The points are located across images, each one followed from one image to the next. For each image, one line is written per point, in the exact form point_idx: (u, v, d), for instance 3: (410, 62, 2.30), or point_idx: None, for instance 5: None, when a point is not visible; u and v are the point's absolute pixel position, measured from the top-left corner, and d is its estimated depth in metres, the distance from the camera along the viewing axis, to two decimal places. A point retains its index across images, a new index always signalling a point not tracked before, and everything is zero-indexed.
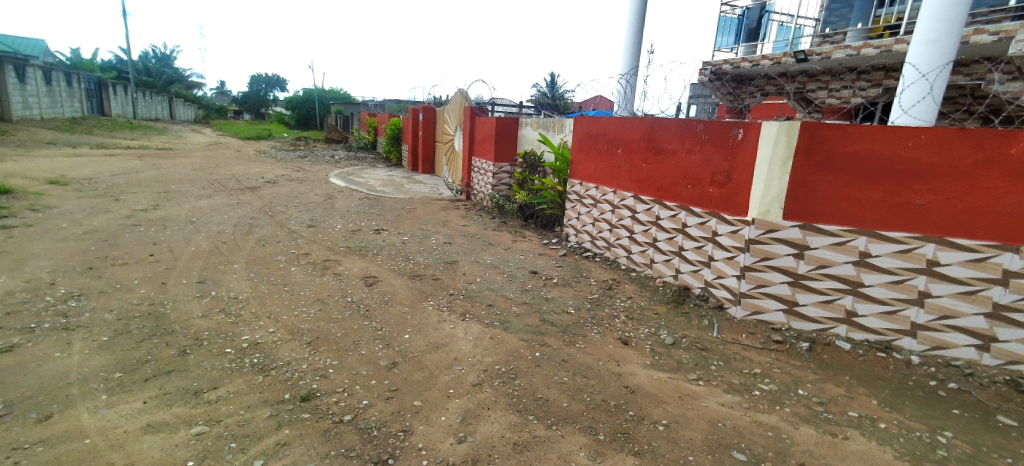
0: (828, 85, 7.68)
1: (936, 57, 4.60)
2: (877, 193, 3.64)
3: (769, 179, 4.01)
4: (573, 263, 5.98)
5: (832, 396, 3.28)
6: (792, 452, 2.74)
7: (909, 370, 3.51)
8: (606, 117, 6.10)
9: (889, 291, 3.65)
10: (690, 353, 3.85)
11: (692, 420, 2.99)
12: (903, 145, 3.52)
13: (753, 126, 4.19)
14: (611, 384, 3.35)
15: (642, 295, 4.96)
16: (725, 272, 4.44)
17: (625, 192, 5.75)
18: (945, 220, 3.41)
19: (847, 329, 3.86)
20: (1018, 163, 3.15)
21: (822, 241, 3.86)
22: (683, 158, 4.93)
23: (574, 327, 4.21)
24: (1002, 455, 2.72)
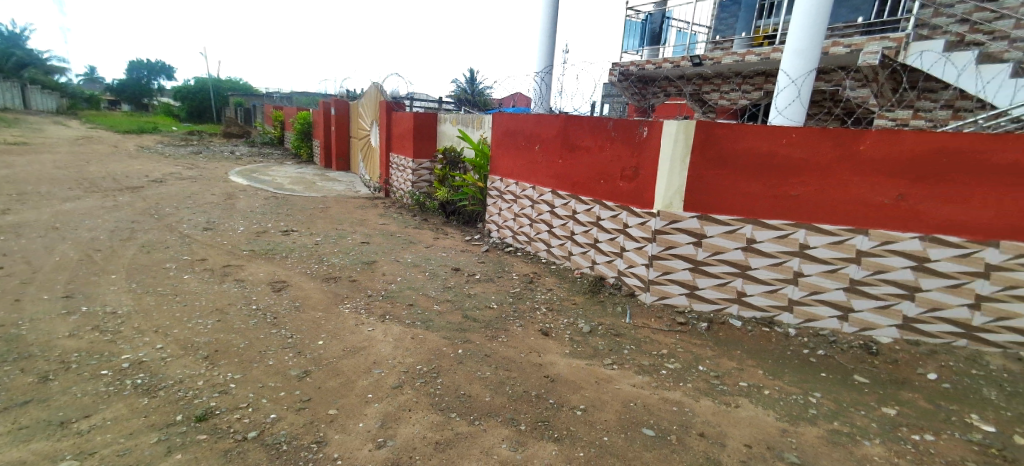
0: (721, 87, 8.43)
1: (803, 66, 5.26)
2: (760, 185, 4.09)
3: (671, 174, 4.33)
4: (494, 258, 6.04)
5: (726, 370, 3.66)
6: (693, 423, 3.01)
7: (788, 340, 4.01)
8: (523, 114, 6.22)
9: (771, 272, 4.15)
10: (605, 340, 4.07)
11: (607, 402, 3.17)
12: (779, 142, 3.99)
13: (655, 124, 4.47)
14: (532, 375, 3.45)
15: (561, 287, 5.15)
16: (635, 261, 4.74)
17: (543, 188, 5.90)
18: (814, 208, 3.94)
19: (739, 308, 4.31)
20: (865, 157, 3.74)
21: (717, 230, 4.26)
22: (595, 154, 5.16)
23: (496, 322, 4.26)
24: (856, 408, 3.22)
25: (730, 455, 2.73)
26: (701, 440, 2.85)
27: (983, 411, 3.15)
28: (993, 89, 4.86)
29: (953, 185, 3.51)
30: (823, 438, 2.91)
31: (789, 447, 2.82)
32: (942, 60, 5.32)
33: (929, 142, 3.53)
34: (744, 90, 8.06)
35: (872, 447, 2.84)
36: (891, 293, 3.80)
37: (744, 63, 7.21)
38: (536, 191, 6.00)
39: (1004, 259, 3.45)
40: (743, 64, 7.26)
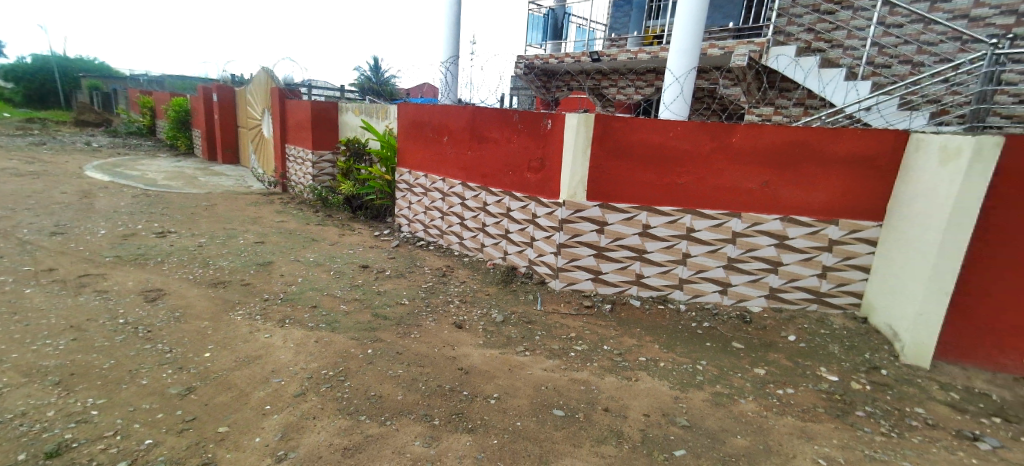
0: (618, 83, 8.91)
1: (685, 63, 5.74)
2: (653, 175, 4.41)
3: (574, 165, 4.50)
4: (404, 253, 5.87)
5: (627, 347, 3.93)
6: (599, 399, 3.20)
7: (679, 315, 4.41)
8: (428, 104, 6.07)
9: (664, 254, 4.51)
10: (517, 328, 4.16)
11: (520, 388, 3.26)
12: (668, 135, 4.33)
13: (559, 116, 4.59)
14: (446, 368, 3.43)
15: (474, 279, 5.15)
16: (545, 250, 4.88)
17: (453, 180, 5.84)
18: (699, 195, 4.35)
19: (639, 289, 4.64)
20: (738, 149, 4.20)
21: (617, 217, 4.53)
22: (502, 146, 5.19)
23: (408, 318, 4.15)
24: (734, 371, 3.64)
25: (632, 425, 2.95)
26: (606, 414, 3.04)
27: (829, 363, 3.73)
28: (832, 90, 5.74)
29: (806, 174, 4.11)
30: (708, 401, 3.26)
31: (681, 412, 3.11)
32: (794, 64, 6.14)
33: (788, 136, 4.09)
34: (638, 86, 8.61)
35: (746, 404, 3.24)
36: (760, 268, 4.33)
37: (636, 60, 7.66)
38: (446, 183, 5.91)
39: (841, 234, 4.14)
40: (636, 61, 7.71)
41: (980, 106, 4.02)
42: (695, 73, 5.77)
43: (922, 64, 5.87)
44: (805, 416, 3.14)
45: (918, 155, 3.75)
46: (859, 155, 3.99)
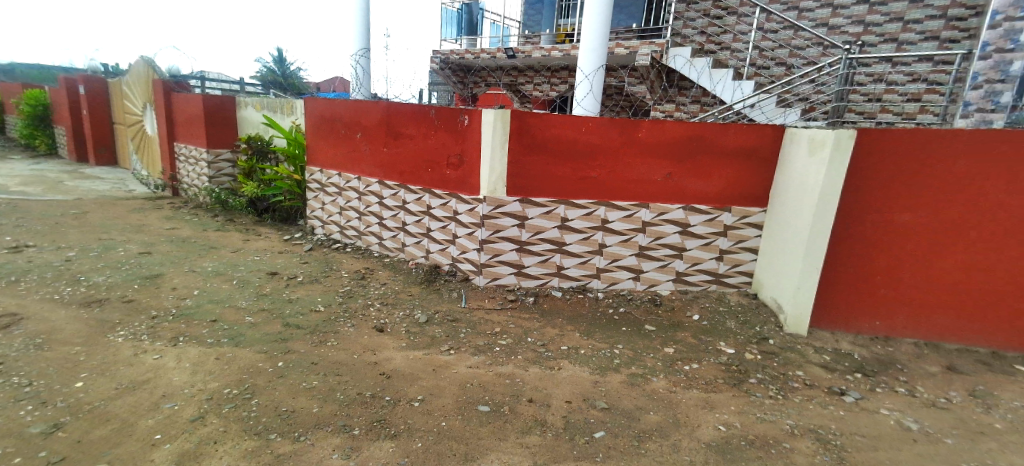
0: (534, 79, 9.00)
1: (593, 61, 5.98)
2: (568, 169, 4.55)
3: (493, 160, 4.50)
4: (319, 257, 5.56)
5: (550, 337, 4.03)
6: (524, 391, 3.26)
7: (597, 303, 4.61)
8: (337, 99, 5.77)
9: (582, 246, 4.68)
10: (441, 327, 4.11)
11: (444, 388, 3.23)
12: (580, 130, 4.48)
13: (475, 112, 4.57)
14: (366, 374, 3.31)
15: (396, 280, 5.00)
16: (467, 247, 4.85)
17: (368, 178, 5.59)
18: (611, 188, 4.56)
19: (560, 281, 4.78)
20: (644, 143, 4.45)
21: (536, 212, 4.61)
22: (419, 142, 5.06)
23: (323, 326, 3.94)
24: (647, 352, 3.87)
25: (554, 413, 3.04)
26: (530, 405, 3.10)
27: (728, 338, 4.08)
28: (721, 88, 6.29)
29: (704, 166, 4.46)
30: (625, 382, 3.44)
31: (600, 396, 3.25)
32: (689, 64, 6.59)
33: (687, 131, 4.40)
34: (553, 83, 8.81)
35: (658, 382, 3.46)
36: (668, 254, 4.63)
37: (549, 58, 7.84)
38: (361, 181, 5.66)
39: (734, 220, 4.54)
40: (550, 58, 7.86)
41: (838, 103, 4.62)
42: (603, 70, 6.01)
43: (794, 66, 6.66)
44: (708, 388, 3.42)
45: (792, 148, 4.21)
46: (748, 148, 4.41)
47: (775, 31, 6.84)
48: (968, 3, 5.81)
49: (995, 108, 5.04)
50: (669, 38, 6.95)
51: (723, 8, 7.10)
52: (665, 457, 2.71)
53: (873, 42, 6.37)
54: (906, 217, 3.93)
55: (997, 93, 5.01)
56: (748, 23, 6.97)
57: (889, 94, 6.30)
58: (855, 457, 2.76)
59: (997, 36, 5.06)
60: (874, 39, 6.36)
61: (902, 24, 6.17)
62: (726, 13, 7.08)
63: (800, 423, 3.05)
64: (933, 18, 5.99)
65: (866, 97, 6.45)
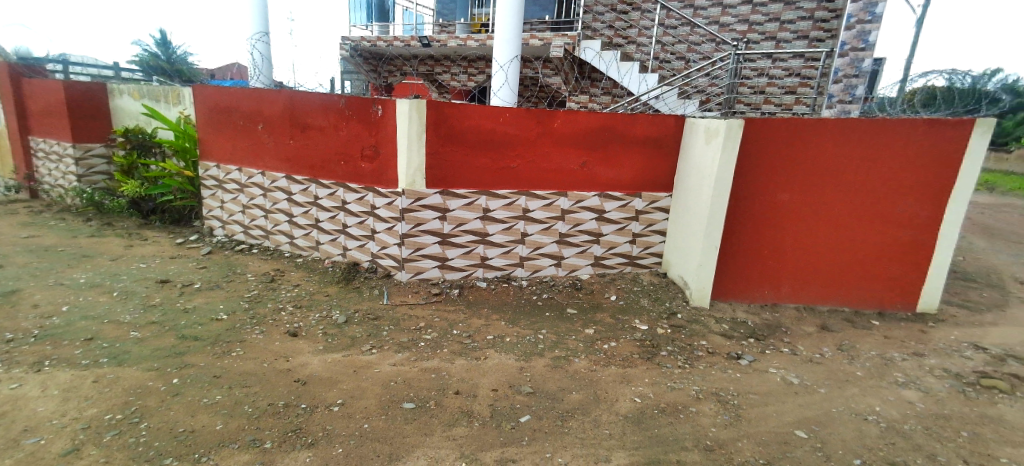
0: (452, 69, 8.80)
1: (507, 51, 5.95)
2: (486, 159, 4.53)
3: (410, 151, 4.35)
4: (221, 260, 5.10)
5: (475, 328, 4.02)
6: (450, 384, 3.23)
7: (522, 291, 4.67)
8: (231, 88, 5.25)
9: (505, 236, 4.71)
10: (362, 326, 3.96)
11: (366, 389, 3.11)
12: (498, 121, 4.47)
13: (389, 102, 4.40)
14: (277, 383, 3.11)
15: (310, 280, 4.72)
16: (387, 242, 4.68)
17: (274, 173, 5.19)
18: (530, 178, 4.62)
19: (484, 271, 4.79)
20: (560, 133, 4.55)
21: (457, 203, 4.56)
22: (329, 134, 4.79)
23: (227, 335, 3.63)
24: (569, 334, 4.00)
25: (481, 403, 3.05)
26: (456, 397, 3.09)
27: (642, 315, 4.33)
28: (628, 80, 6.60)
29: (616, 154, 4.66)
30: (549, 365, 3.53)
31: (526, 381, 3.31)
32: (598, 56, 6.77)
33: (600, 120, 4.56)
34: (470, 73, 8.73)
35: (580, 362, 3.59)
36: (587, 240, 4.80)
37: (465, 48, 7.72)
38: (266, 177, 5.24)
39: (644, 205, 4.80)
40: (466, 48, 7.74)
41: (728, 96, 5.04)
42: (518, 61, 6.00)
43: (691, 60, 7.14)
44: (625, 363, 3.60)
45: (692, 137, 4.51)
46: (655, 137, 4.67)
47: (674, 27, 7.24)
48: (830, 7, 6.57)
49: (852, 99, 6.10)
50: (580, 30, 7.09)
51: (627, 3, 7.39)
52: (587, 433, 2.82)
53: (756, 39, 6.97)
54: (786, 197, 4.39)
55: (853, 86, 6.04)
56: (650, 18, 7.31)
57: (770, 87, 6.97)
58: (750, 413, 3.05)
59: (854, 35, 5.98)
60: (757, 37, 6.97)
61: (779, 23, 6.82)
62: (630, 9, 7.39)
63: (705, 388, 3.32)
64: (803, 19, 6.70)
65: (751, 89, 7.07)
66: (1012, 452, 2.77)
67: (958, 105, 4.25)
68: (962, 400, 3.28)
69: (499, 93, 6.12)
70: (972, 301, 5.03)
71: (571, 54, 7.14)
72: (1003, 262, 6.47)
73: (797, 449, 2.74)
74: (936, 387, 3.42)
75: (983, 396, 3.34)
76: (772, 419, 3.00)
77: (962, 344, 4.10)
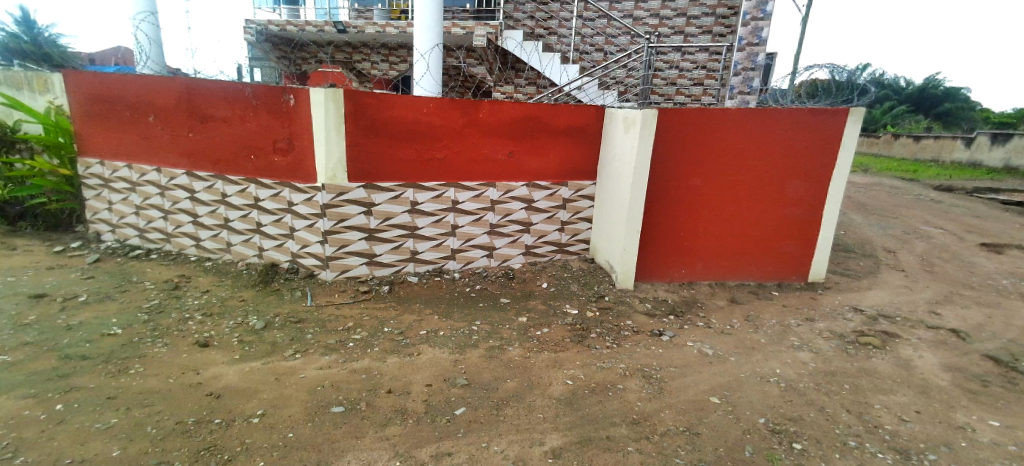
0: (371, 57, 8.44)
1: (427, 39, 5.75)
2: (410, 151, 4.42)
3: (329, 143, 4.16)
4: (113, 269, 4.58)
5: (408, 324, 3.94)
6: (382, 383, 3.14)
7: (454, 284, 4.63)
8: (110, 73, 4.64)
9: (435, 229, 4.63)
10: (284, 330, 3.74)
11: (290, 397, 2.95)
12: (420, 111, 4.37)
13: (302, 91, 4.17)
14: (187, 399, 2.87)
15: (222, 285, 4.38)
16: (309, 240, 4.45)
17: (172, 169, 4.72)
18: (457, 169, 4.57)
19: (415, 266, 4.69)
20: (485, 123, 4.53)
21: (383, 197, 4.41)
22: (235, 126, 4.44)
23: (123, 351, 3.29)
24: (503, 323, 4.02)
25: (415, 399, 3.00)
26: (389, 396, 3.01)
27: (572, 299, 4.45)
28: (551, 71, 6.66)
29: (541, 144, 4.71)
30: (483, 356, 3.53)
31: (460, 373, 3.30)
32: (520, 46, 6.79)
33: (524, 110, 4.59)
34: (392, 62, 8.44)
35: (513, 351, 3.62)
36: (517, 230, 4.84)
37: (384, 34, 7.42)
38: (163, 174, 4.76)
39: (571, 193, 4.92)
40: (385, 35, 7.45)
41: (643, 87, 5.25)
42: (440, 49, 5.83)
43: (609, 52, 7.37)
44: (556, 348, 3.69)
45: (612, 126, 4.67)
46: (578, 126, 4.78)
47: (592, 20, 7.42)
48: (728, 4, 7.05)
49: (749, 91, 6.85)
50: (501, 20, 7.06)
51: None
52: (522, 419, 2.86)
53: (667, 33, 7.33)
54: (697, 182, 4.68)
55: (750, 79, 6.77)
56: (569, 10, 7.42)
57: (680, 79, 7.37)
58: (671, 385, 3.25)
59: (748, 32, 6.63)
60: (667, 31, 7.33)
61: (686, 18, 7.22)
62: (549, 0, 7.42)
63: (631, 365, 3.48)
64: (707, 15, 7.14)
65: (664, 81, 7.42)
66: (884, 399, 3.17)
67: (837, 97, 4.47)
68: (845, 357, 3.70)
69: (421, 83, 5.93)
70: (851, 269, 5.68)
71: (494, 43, 7.12)
72: (875, 234, 7.36)
73: (712, 414, 2.96)
74: (825, 347, 3.83)
75: (861, 352, 3.79)
76: (691, 389, 3.21)
77: (844, 308, 4.63)
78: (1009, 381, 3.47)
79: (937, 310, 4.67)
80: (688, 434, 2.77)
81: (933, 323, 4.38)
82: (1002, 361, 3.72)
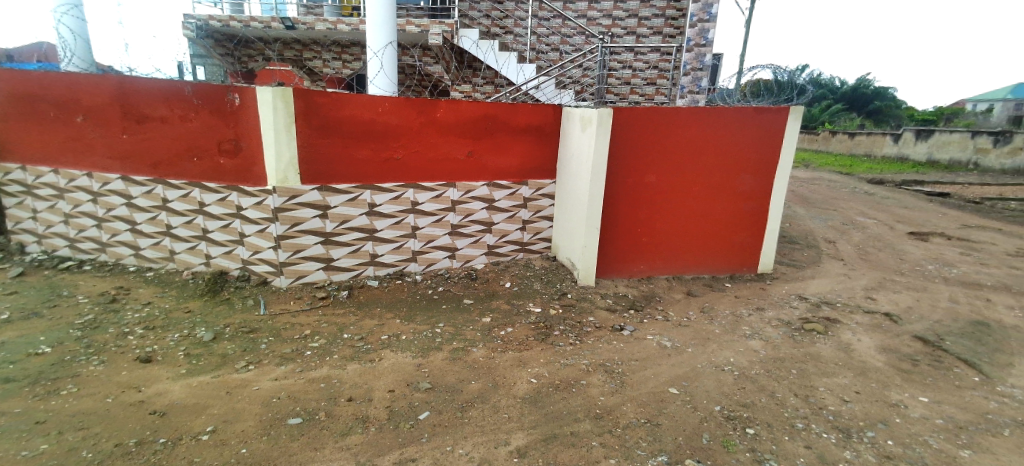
0: (323, 55, 8.16)
1: (381, 37, 5.59)
2: (366, 152, 4.31)
3: (279, 145, 4.00)
4: (40, 283, 4.24)
5: (368, 330, 3.84)
6: (342, 391, 3.05)
7: (416, 286, 4.55)
8: (30, 70, 4.27)
9: (394, 231, 4.54)
10: (235, 341, 3.57)
11: (242, 410, 2.82)
12: (376, 111, 4.27)
13: (248, 90, 3.99)
14: (128, 418, 2.69)
15: (165, 296, 4.13)
16: (260, 246, 4.27)
17: (106, 173, 4.42)
18: (415, 169, 4.49)
19: (374, 269, 4.58)
20: (442, 123, 4.48)
21: (339, 200, 4.29)
22: (176, 127, 4.20)
23: (53, 371, 3.05)
24: (466, 325, 3.99)
25: (377, 406, 2.92)
26: (349, 405, 2.92)
27: (535, 298, 4.47)
28: (508, 70, 6.66)
29: (500, 143, 4.70)
30: (446, 358, 3.49)
31: (423, 377, 3.24)
32: (476, 45, 6.72)
33: (482, 109, 4.57)
34: (345, 60, 8.21)
35: (477, 352, 3.60)
36: (479, 230, 4.81)
37: (336, 32, 7.20)
38: (95, 179, 4.44)
39: (532, 192, 4.93)
40: (336, 32, 7.23)
41: (599, 86, 5.33)
42: (394, 47, 5.70)
43: (565, 52, 7.45)
44: (520, 347, 3.69)
45: (569, 125, 4.72)
46: (536, 124, 4.80)
47: (547, 19, 7.46)
48: (677, 5, 7.28)
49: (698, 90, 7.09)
50: (456, 18, 6.96)
51: None
52: (486, 420, 2.84)
53: (620, 33, 7.46)
54: (653, 179, 4.80)
55: (699, 78, 7.01)
56: (524, 9, 7.46)
57: (634, 78, 7.53)
58: (632, 378, 3.31)
59: (696, 33, 6.86)
60: (620, 32, 7.47)
61: (637, 19, 7.39)
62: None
63: (593, 361, 3.52)
64: (656, 16, 7.34)
65: (619, 81, 7.56)
66: (828, 381, 3.35)
67: (780, 95, 4.75)
68: (792, 343, 3.88)
69: (376, 82, 5.79)
70: (796, 260, 5.97)
71: (450, 42, 7.00)
72: (816, 226, 7.78)
73: (671, 404, 3.03)
74: (774, 335, 4.01)
75: (806, 338, 3.98)
76: (651, 381, 3.29)
77: (791, 296, 4.86)
78: (936, 359, 3.73)
79: (873, 295, 4.98)
80: (648, 425, 2.83)
81: (869, 307, 4.66)
82: (931, 341, 4.00)
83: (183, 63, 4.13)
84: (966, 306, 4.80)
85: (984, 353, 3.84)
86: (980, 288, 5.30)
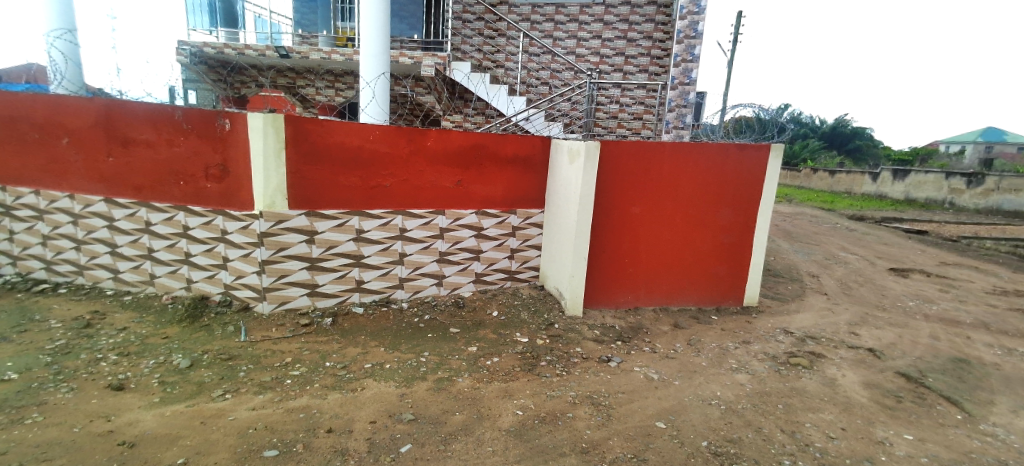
0: (315, 83, 8.22)
1: (373, 67, 5.64)
2: (354, 178, 4.32)
3: (267, 170, 3.99)
4: (11, 306, 4.10)
5: (351, 358, 3.76)
6: (321, 422, 2.96)
7: (402, 314, 4.49)
8: (15, 92, 4.25)
9: (381, 257, 4.51)
10: (212, 369, 3.46)
11: (216, 442, 2.71)
12: (366, 139, 4.31)
13: (239, 116, 4.01)
14: (94, 449, 2.58)
15: (141, 322, 4.01)
16: (244, 270, 4.20)
17: (88, 195, 4.36)
18: (403, 196, 4.51)
19: (360, 296, 4.52)
20: (432, 152, 4.52)
21: (326, 226, 4.26)
22: (161, 150, 4.18)
23: (17, 400, 2.92)
24: (452, 354, 3.93)
25: (357, 438, 2.84)
26: (328, 436, 2.83)
27: (522, 328, 4.42)
28: (498, 100, 6.73)
29: (489, 173, 4.75)
30: (431, 388, 3.42)
31: (406, 408, 3.17)
32: (467, 78, 6.81)
33: (472, 139, 4.63)
34: (338, 88, 8.29)
35: (463, 382, 3.54)
36: (467, 258, 4.80)
37: (329, 61, 7.25)
38: (76, 200, 4.37)
39: (520, 221, 4.96)
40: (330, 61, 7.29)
41: (587, 119, 5.42)
42: (386, 77, 5.76)
43: (554, 86, 7.60)
44: (507, 378, 3.63)
45: (558, 156, 4.80)
46: (524, 155, 4.87)
47: (537, 55, 7.65)
48: (662, 45, 7.57)
49: (683, 125, 7.23)
50: (449, 51, 7.06)
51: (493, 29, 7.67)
52: (470, 454, 2.77)
53: (607, 70, 7.69)
54: (638, 210, 4.86)
55: (683, 115, 7.17)
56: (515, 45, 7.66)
57: (620, 113, 7.73)
58: (619, 411, 3.27)
59: (680, 72, 7.12)
60: (608, 69, 7.70)
61: (624, 57, 7.66)
62: (497, 35, 7.66)
63: (580, 392, 3.48)
64: (642, 55, 7.63)
65: (606, 115, 7.75)
66: (813, 417, 3.34)
67: (763, 133, 5.01)
68: (778, 377, 3.89)
69: (367, 111, 5.80)
70: (780, 293, 6.02)
71: (442, 73, 7.08)
72: (799, 260, 7.90)
73: (658, 439, 3.00)
74: (759, 369, 4.01)
75: (792, 372, 3.99)
76: (638, 414, 3.25)
77: (776, 330, 4.87)
78: (919, 396, 3.75)
79: (857, 331, 5.03)
80: (636, 460, 2.78)
81: (853, 342, 4.69)
82: (913, 377, 4.03)
83: (174, 87, 4.12)
84: (946, 343, 4.86)
85: (965, 391, 3.87)
86: (959, 325, 5.39)
